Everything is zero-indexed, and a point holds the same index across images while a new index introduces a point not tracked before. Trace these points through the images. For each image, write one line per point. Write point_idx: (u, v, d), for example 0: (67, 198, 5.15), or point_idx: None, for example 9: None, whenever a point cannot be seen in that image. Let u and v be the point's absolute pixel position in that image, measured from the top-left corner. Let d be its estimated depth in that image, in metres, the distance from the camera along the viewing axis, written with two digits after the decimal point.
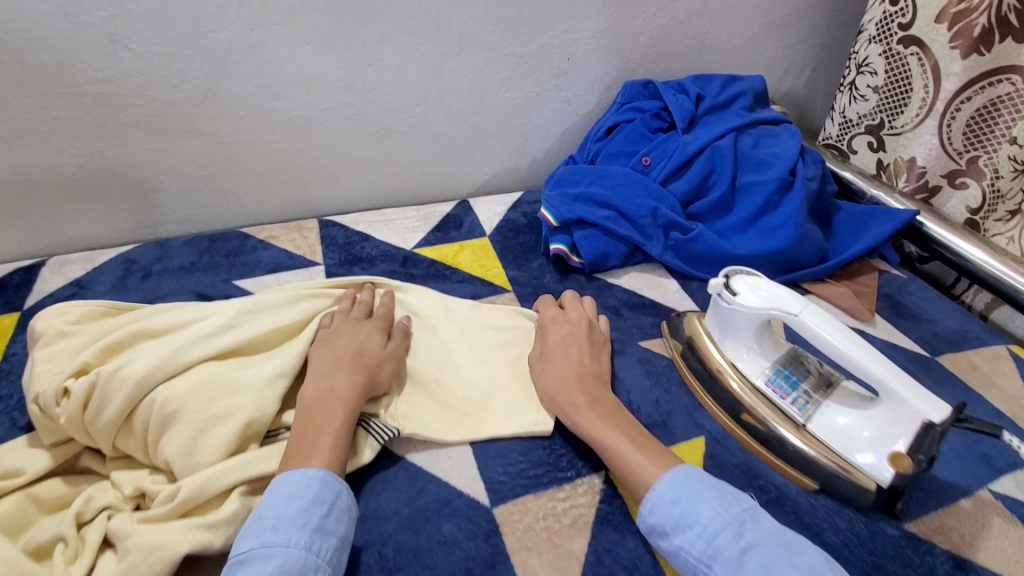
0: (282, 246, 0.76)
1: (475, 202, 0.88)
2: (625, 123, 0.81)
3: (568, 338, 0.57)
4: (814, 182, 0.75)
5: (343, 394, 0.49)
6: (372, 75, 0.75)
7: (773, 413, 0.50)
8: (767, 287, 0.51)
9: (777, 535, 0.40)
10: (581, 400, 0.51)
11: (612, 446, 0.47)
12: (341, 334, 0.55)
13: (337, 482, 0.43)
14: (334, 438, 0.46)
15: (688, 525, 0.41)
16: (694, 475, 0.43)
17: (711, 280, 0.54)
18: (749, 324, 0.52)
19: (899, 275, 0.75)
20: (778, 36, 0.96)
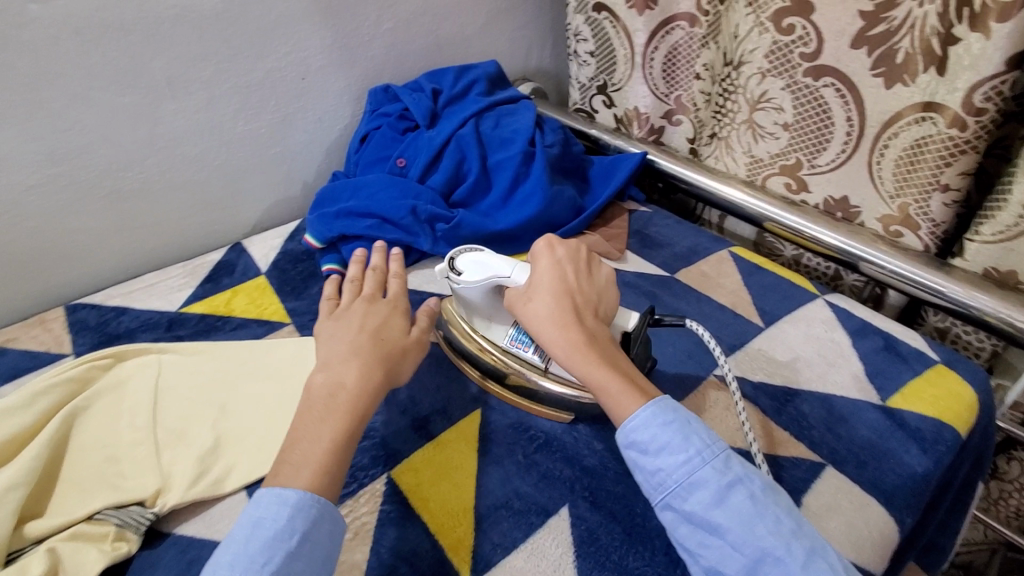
0: (22, 346, 0.68)
1: (249, 241, 0.84)
2: (375, 130, 0.82)
3: (565, 264, 0.52)
4: (554, 148, 0.82)
5: (352, 393, 0.46)
6: (74, 140, 0.69)
7: (522, 367, 0.54)
8: (485, 261, 0.54)
9: (753, 469, 0.43)
10: (574, 338, 0.48)
11: (604, 384, 0.45)
12: (354, 317, 0.54)
13: (315, 503, 0.41)
14: (331, 453, 0.43)
15: (674, 450, 0.42)
16: (684, 407, 0.44)
17: (438, 266, 0.55)
18: (481, 298, 0.54)
19: (646, 210, 0.84)
20: (508, 19, 1.02)
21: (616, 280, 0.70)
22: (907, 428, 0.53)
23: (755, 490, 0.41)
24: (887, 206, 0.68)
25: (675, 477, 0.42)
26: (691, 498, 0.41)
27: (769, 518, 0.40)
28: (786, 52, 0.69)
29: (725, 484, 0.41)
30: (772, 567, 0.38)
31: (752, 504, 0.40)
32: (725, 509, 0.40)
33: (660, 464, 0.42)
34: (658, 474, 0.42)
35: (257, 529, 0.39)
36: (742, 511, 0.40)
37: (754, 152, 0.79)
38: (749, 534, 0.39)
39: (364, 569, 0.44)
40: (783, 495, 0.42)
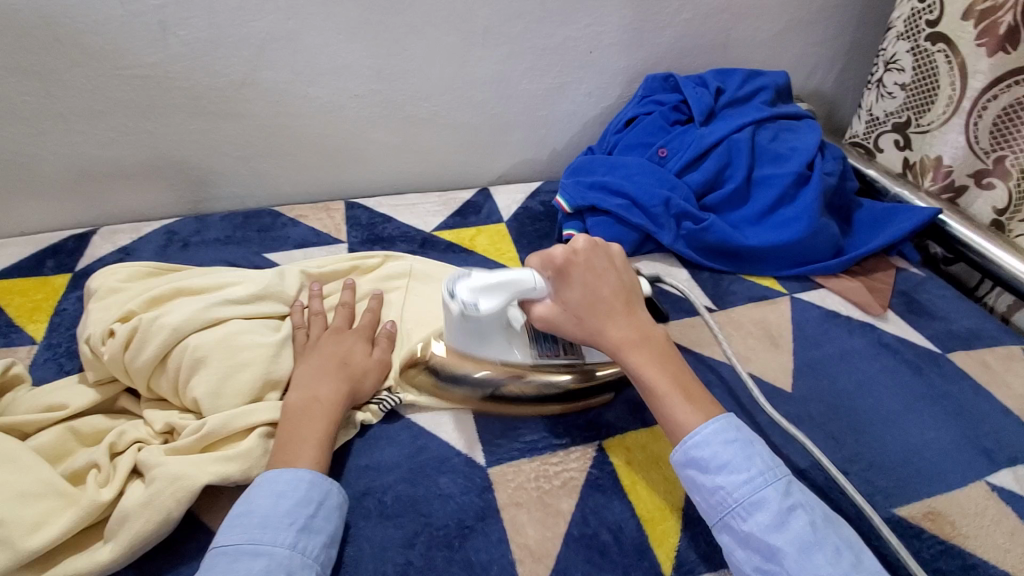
0: (310, 224, 0.80)
1: (495, 190, 0.91)
2: (644, 115, 0.82)
3: (601, 263, 0.50)
4: (832, 177, 0.75)
5: (327, 403, 0.48)
6: (399, 64, 0.79)
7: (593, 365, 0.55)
8: (493, 284, 0.48)
9: (811, 497, 0.43)
10: (633, 339, 0.48)
11: (660, 394, 0.46)
12: (327, 342, 0.53)
13: (326, 482, 0.43)
14: (319, 449, 0.45)
15: (736, 469, 0.42)
16: (747, 429, 0.45)
17: (448, 309, 0.48)
18: (503, 322, 0.50)
19: (918, 272, 0.74)
20: (806, 33, 0.95)
21: (872, 339, 0.63)
22: None
23: (815, 518, 0.41)
24: None
25: (735, 497, 0.42)
26: (750, 520, 0.41)
27: (827, 549, 0.39)
28: None
29: (785, 508, 0.41)
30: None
31: (810, 531, 0.40)
32: (784, 533, 0.40)
33: (720, 482, 0.42)
34: (717, 493, 0.42)
35: (280, 498, 0.41)
36: (801, 539, 0.39)
37: None
38: (807, 562, 0.39)
39: (569, 519, 0.46)
40: (847, 530, 0.42)
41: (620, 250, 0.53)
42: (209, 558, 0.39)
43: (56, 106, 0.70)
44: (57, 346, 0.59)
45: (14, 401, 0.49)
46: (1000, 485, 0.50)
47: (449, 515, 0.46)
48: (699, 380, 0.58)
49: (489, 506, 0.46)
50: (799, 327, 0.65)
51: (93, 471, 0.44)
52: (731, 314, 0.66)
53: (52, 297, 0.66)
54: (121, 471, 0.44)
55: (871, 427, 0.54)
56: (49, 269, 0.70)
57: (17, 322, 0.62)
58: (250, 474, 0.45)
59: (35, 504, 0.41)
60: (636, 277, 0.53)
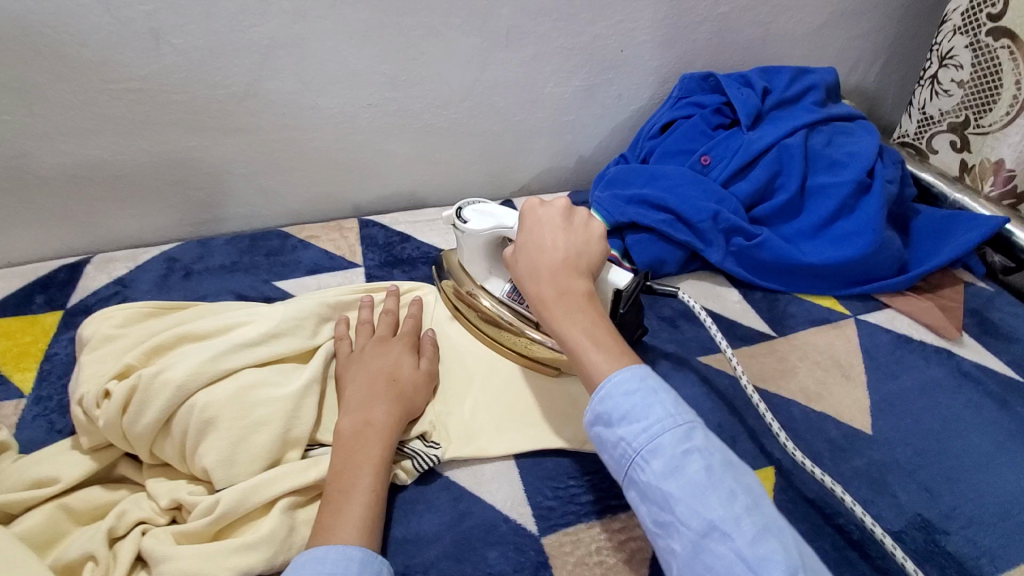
0: (322, 246, 0.74)
1: (519, 202, 0.85)
2: (682, 119, 0.76)
3: (546, 222, 0.48)
4: (894, 185, 0.69)
5: (382, 427, 0.44)
6: (415, 70, 0.72)
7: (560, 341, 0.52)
8: (490, 210, 0.54)
9: (716, 442, 0.37)
10: (549, 287, 0.44)
11: (570, 343, 0.42)
12: (373, 357, 0.50)
13: (376, 562, 0.37)
14: (375, 478, 0.41)
15: (635, 418, 0.37)
16: (655, 375, 0.39)
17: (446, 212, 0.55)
18: (482, 249, 0.55)
19: (988, 287, 0.68)
20: (850, 25, 0.88)
21: (952, 368, 0.57)
22: None
23: (713, 463, 0.35)
24: None
25: (634, 447, 0.37)
26: (648, 469, 0.36)
27: (722, 493, 0.34)
28: None
29: (681, 453, 0.35)
30: (720, 544, 0.33)
31: (706, 476, 0.35)
32: (677, 480, 0.35)
33: (621, 434, 0.37)
34: (619, 447, 0.37)
35: None
36: (693, 485, 0.34)
37: None
38: (700, 506, 0.34)
39: None
40: (749, 476, 0.36)
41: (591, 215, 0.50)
42: None
43: (41, 126, 0.63)
44: (49, 398, 0.53)
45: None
46: None
47: None
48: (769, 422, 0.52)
49: None
50: (870, 356, 0.58)
51: (90, 565, 0.37)
52: (792, 342, 0.60)
53: (42, 339, 0.60)
54: (124, 565, 0.38)
55: (966, 475, 0.48)
56: (38, 305, 0.63)
57: (3, 370, 0.56)
58: (274, 563, 0.39)
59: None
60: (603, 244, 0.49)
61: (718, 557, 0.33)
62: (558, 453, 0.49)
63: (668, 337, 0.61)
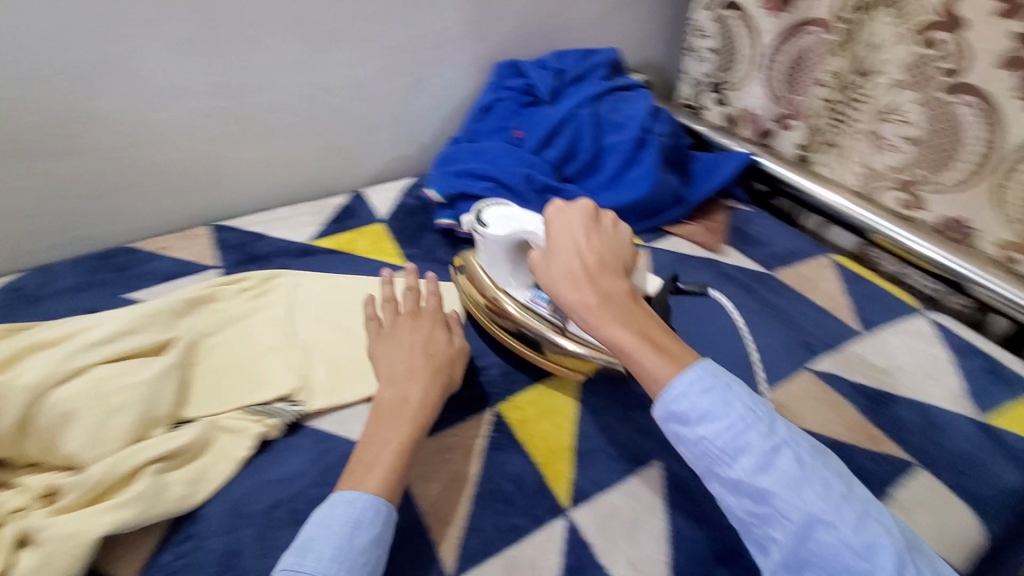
0: (175, 255, 0.77)
1: (368, 192, 0.92)
2: (497, 101, 0.87)
3: (572, 224, 0.51)
4: (666, 138, 0.85)
5: (415, 406, 0.49)
6: (244, 79, 0.77)
7: (542, 325, 0.56)
8: (511, 215, 0.58)
9: (796, 432, 0.43)
10: (591, 300, 0.47)
11: (625, 347, 0.45)
12: (431, 330, 0.56)
13: (393, 513, 0.44)
14: (396, 454, 0.46)
15: (715, 419, 0.42)
16: (723, 369, 0.43)
17: (465, 217, 0.60)
18: (504, 252, 0.57)
19: (746, 210, 0.86)
20: (631, 11, 1.05)
21: (715, 272, 0.73)
22: (1001, 445, 0.52)
23: (800, 453, 0.41)
24: (1005, 230, 0.65)
25: (718, 444, 0.42)
26: (736, 465, 0.41)
27: (816, 482, 0.40)
28: (925, 66, 0.67)
29: (770, 448, 0.41)
30: (825, 532, 0.39)
31: (797, 468, 0.40)
32: (770, 474, 0.40)
33: (703, 432, 0.42)
34: (702, 444, 0.42)
35: (356, 529, 0.41)
36: (789, 477, 0.40)
37: (871, 164, 0.76)
38: (798, 498, 0.40)
39: (474, 479, 0.49)
40: (834, 459, 0.42)
41: (612, 214, 0.53)
42: None
43: None
44: None
45: None
46: (821, 370, 0.59)
47: None
48: None
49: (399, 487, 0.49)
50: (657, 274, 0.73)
51: None
52: None
53: None
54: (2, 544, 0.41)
55: (721, 343, 0.62)
56: None
57: None
58: (145, 518, 0.45)
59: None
60: (628, 238, 0.53)
61: (823, 541, 0.39)
62: None
63: None
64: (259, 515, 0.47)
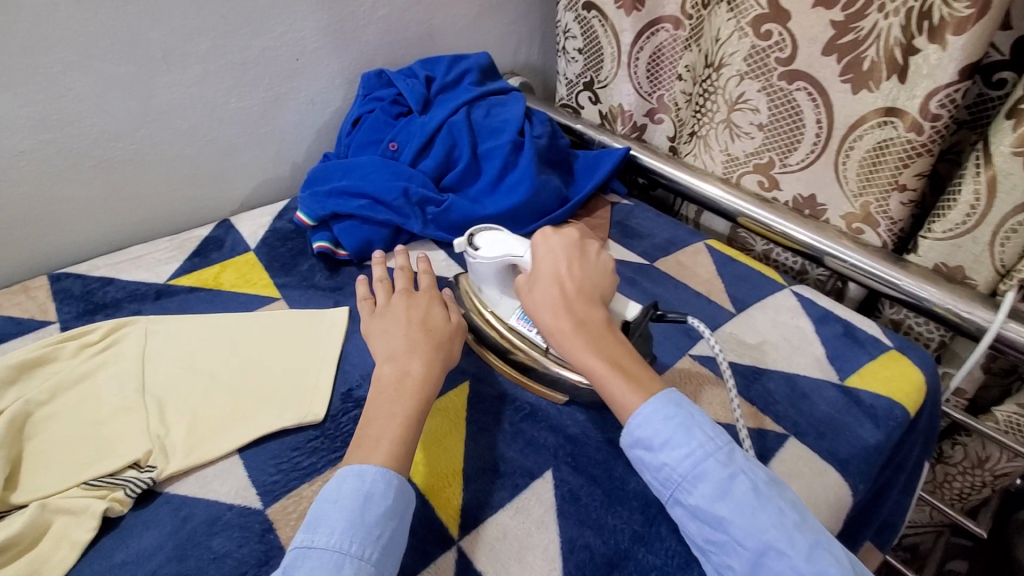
0: (2, 313, 0.67)
1: (237, 219, 0.85)
2: (367, 113, 0.84)
3: (556, 251, 0.54)
4: (542, 139, 0.85)
5: (418, 377, 0.49)
6: (67, 107, 0.69)
7: (524, 344, 0.56)
8: (501, 239, 0.58)
9: (756, 463, 0.44)
10: (562, 325, 0.50)
11: (595, 372, 0.48)
12: (427, 306, 0.56)
13: (408, 489, 0.44)
14: (404, 429, 0.46)
15: (676, 445, 0.44)
16: (685, 401, 0.46)
17: (457, 240, 0.60)
18: (493, 273, 0.58)
19: (627, 203, 0.88)
20: (500, 14, 1.05)
21: None
22: (862, 405, 0.56)
23: (757, 482, 0.42)
24: (850, 204, 0.71)
25: (679, 471, 0.43)
26: (695, 492, 0.43)
27: (771, 509, 0.41)
28: (764, 57, 0.71)
29: (729, 476, 0.42)
30: (778, 561, 0.39)
31: (754, 496, 0.41)
32: (727, 502, 0.41)
33: (664, 459, 0.44)
34: (664, 470, 0.44)
35: (368, 501, 0.41)
36: (743, 504, 0.41)
37: (730, 150, 0.81)
38: (748, 526, 0.40)
39: None
40: (790, 489, 0.43)
41: (597, 245, 0.56)
42: (289, 560, 0.39)
43: None
44: None
45: None
46: (698, 353, 0.60)
47: (229, 574, 0.43)
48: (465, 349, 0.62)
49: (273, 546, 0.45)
50: None
51: None
52: None
53: None
54: None
55: None
56: None
57: None
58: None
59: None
60: (609, 266, 0.55)
61: (776, 569, 0.39)
62: (281, 433, 0.53)
63: None
64: None
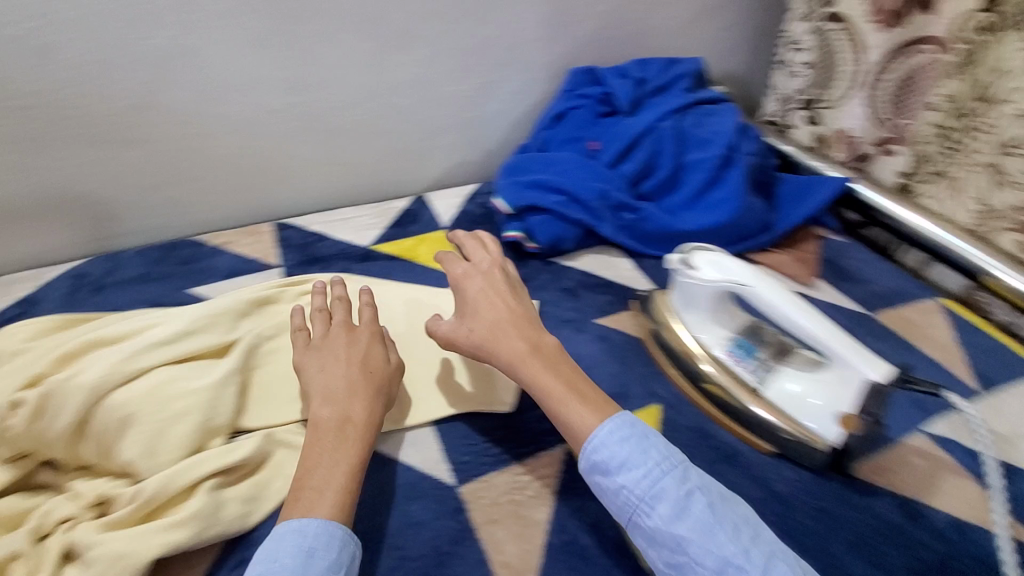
0: (238, 251, 0.75)
1: (431, 196, 0.88)
2: (572, 109, 0.83)
3: (486, 286, 0.54)
4: (754, 157, 0.79)
5: (360, 424, 0.46)
6: (314, 74, 0.74)
7: (733, 382, 0.55)
8: (724, 262, 0.54)
9: (717, 485, 0.43)
10: (496, 319, 0.51)
11: (554, 396, 0.47)
12: (363, 345, 0.52)
13: (353, 543, 0.40)
14: (349, 477, 0.43)
15: (633, 467, 0.42)
16: (642, 421, 0.44)
17: (668, 256, 0.57)
18: (707, 297, 0.56)
19: (837, 240, 0.80)
20: (716, 18, 0.99)
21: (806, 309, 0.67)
22: None
23: (763, 513, 0.41)
24: None
25: (638, 494, 0.41)
26: (654, 514, 0.40)
27: (785, 559, 0.39)
28: None
29: (683, 495, 0.40)
30: None
31: (711, 513, 0.40)
32: (686, 521, 0.39)
33: (624, 480, 0.42)
34: (624, 491, 0.42)
35: (310, 558, 0.38)
36: (767, 540, 0.39)
37: (989, 200, 0.69)
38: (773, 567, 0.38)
39: (546, 528, 0.46)
40: None
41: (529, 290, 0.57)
42: None
43: None
44: None
45: None
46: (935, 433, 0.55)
47: (425, 545, 0.44)
48: (656, 369, 0.60)
49: (465, 528, 0.45)
50: None
51: (15, 564, 0.39)
52: None
53: None
54: (51, 558, 0.39)
55: None
56: None
57: None
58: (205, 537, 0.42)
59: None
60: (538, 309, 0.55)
61: None
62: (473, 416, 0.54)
63: (570, 305, 0.67)
64: None
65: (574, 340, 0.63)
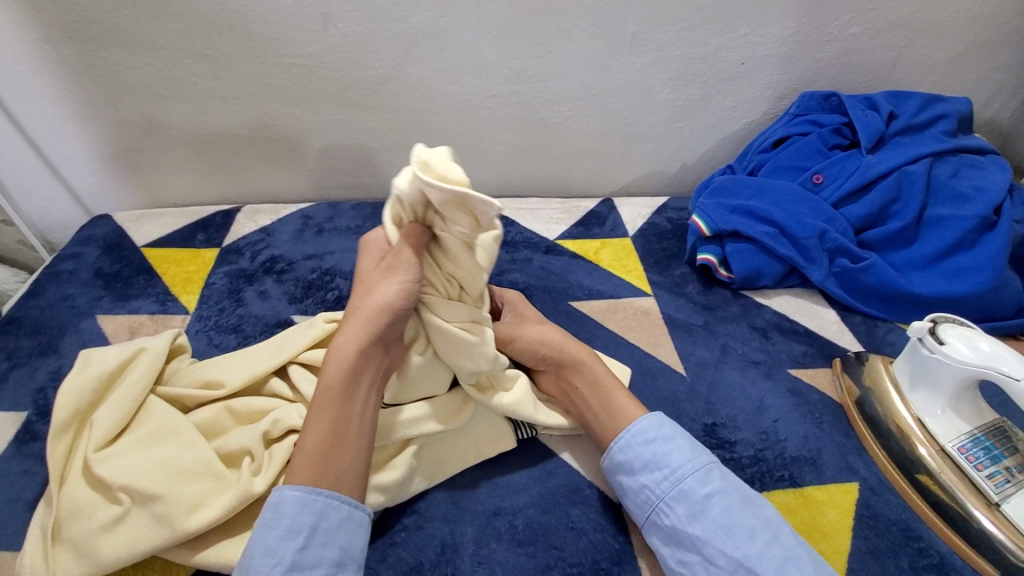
0: None
1: (619, 201, 0.87)
2: (798, 135, 0.75)
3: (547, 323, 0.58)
4: (1022, 226, 0.67)
5: (334, 367, 0.44)
6: (540, 67, 0.76)
7: (962, 481, 0.47)
8: (985, 342, 0.47)
9: (738, 483, 0.43)
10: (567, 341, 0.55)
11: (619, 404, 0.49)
12: (361, 263, 0.49)
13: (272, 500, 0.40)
14: (318, 434, 0.42)
15: (657, 467, 0.44)
16: (671, 424, 0.46)
17: (915, 323, 0.51)
18: (950, 378, 0.49)
19: None
20: (992, 54, 0.84)
21: None
22: None
23: (731, 502, 0.41)
24: None
25: (659, 493, 0.43)
26: (671, 513, 0.42)
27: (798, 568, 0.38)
28: None
29: (702, 497, 0.42)
30: None
31: (727, 516, 0.40)
32: (702, 522, 0.41)
33: (644, 480, 0.44)
34: (643, 493, 0.44)
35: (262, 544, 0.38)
36: (762, 549, 0.39)
37: None
38: None
39: None
40: (785, 540, 0.39)
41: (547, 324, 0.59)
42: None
43: (217, 88, 0.73)
44: (209, 318, 0.64)
45: (178, 374, 0.52)
46: None
47: (584, 553, 0.44)
48: (856, 443, 0.53)
49: (625, 550, 0.44)
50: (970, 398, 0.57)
51: (247, 460, 0.46)
52: None
53: (202, 270, 0.70)
54: (275, 465, 0.46)
55: None
56: (199, 242, 0.74)
57: (173, 291, 0.67)
58: (395, 501, 0.45)
59: (194, 484, 0.43)
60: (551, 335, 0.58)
61: None
62: None
63: (759, 347, 0.62)
64: (479, 517, 0.45)
65: (762, 386, 0.57)
